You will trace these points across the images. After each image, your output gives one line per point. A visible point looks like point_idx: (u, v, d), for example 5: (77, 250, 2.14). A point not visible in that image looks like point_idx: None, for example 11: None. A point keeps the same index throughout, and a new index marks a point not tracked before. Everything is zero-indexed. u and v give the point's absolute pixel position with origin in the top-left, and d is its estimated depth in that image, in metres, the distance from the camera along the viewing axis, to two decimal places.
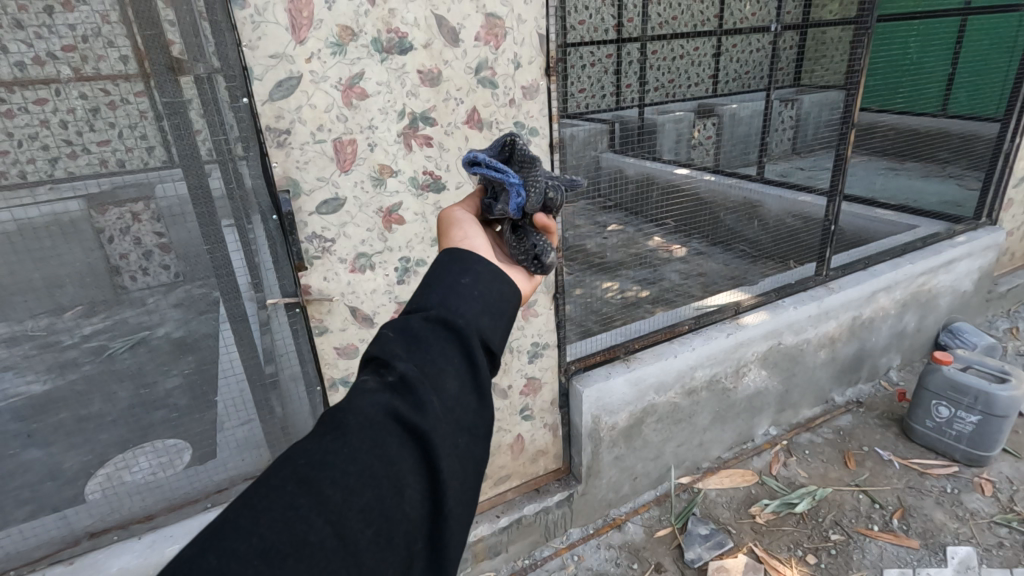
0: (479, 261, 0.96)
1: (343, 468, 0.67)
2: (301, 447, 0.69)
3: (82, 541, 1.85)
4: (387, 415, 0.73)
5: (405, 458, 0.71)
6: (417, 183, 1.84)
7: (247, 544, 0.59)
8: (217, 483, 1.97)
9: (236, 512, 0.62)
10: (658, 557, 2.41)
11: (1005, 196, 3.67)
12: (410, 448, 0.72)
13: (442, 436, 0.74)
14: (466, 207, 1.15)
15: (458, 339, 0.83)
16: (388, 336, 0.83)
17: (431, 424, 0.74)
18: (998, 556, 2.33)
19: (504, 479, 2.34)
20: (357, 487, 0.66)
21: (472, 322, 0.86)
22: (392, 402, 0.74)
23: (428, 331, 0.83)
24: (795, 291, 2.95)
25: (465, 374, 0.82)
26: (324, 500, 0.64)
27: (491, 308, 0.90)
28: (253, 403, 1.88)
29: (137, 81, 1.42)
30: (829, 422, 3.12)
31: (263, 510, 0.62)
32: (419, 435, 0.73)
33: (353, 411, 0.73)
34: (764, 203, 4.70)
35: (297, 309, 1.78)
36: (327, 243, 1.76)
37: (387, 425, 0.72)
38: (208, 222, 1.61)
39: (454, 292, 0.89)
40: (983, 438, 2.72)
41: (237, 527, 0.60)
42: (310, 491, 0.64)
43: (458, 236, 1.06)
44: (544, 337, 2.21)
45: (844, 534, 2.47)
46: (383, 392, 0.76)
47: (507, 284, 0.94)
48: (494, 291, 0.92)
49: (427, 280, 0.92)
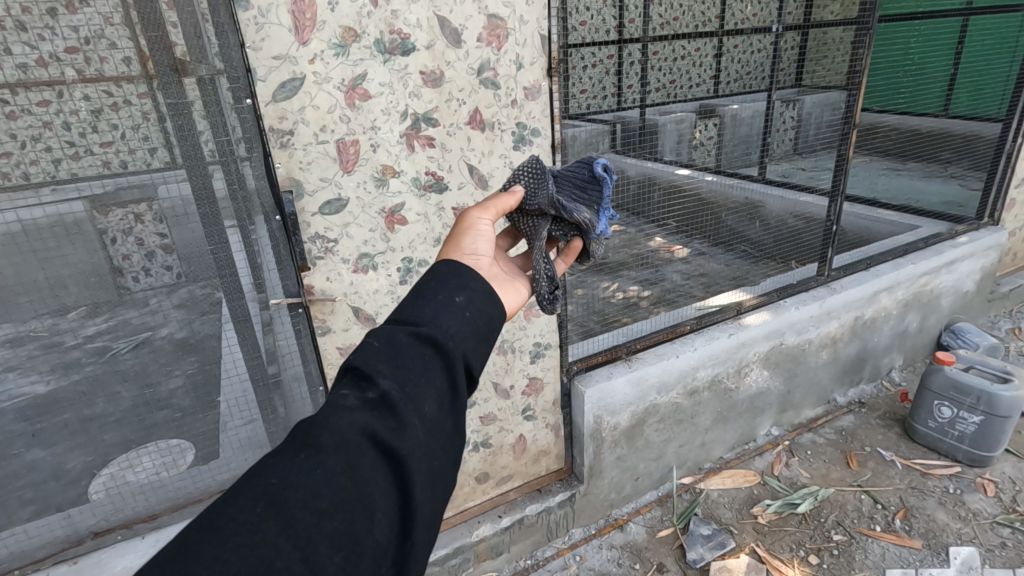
0: (472, 278, 0.98)
1: (315, 492, 0.67)
2: (273, 467, 0.69)
3: (86, 540, 1.84)
4: (363, 436, 0.73)
5: (378, 482, 0.71)
6: (420, 183, 1.84)
7: (211, 568, 0.58)
8: (221, 482, 1.95)
9: (199, 534, 0.61)
10: (660, 557, 2.41)
11: (1008, 195, 3.66)
12: (384, 471, 0.72)
13: (419, 460, 0.75)
14: (491, 213, 1.16)
15: (442, 362, 0.84)
16: (371, 350, 0.83)
17: (409, 447, 0.75)
18: (1001, 556, 2.32)
19: (506, 478, 2.35)
20: (328, 511, 0.66)
21: (456, 343, 0.87)
22: (371, 422, 0.75)
23: (412, 350, 0.83)
24: (797, 291, 2.95)
25: (446, 397, 0.82)
26: (294, 524, 0.64)
27: (477, 330, 0.92)
28: (257, 404, 1.86)
29: (140, 82, 1.42)
30: (832, 422, 3.12)
31: (229, 535, 0.61)
32: (395, 458, 0.73)
33: (328, 429, 0.73)
34: (765, 204, 4.74)
35: (300, 309, 1.78)
36: (330, 244, 1.77)
37: (364, 447, 0.73)
38: (211, 223, 1.60)
39: (444, 310, 0.91)
40: (986, 438, 2.72)
41: (202, 552, 0.59)
42: (280, 515, 0.64)
43: (463, 241, 1.09)
44: (546, 337, 2.21)
45: (846, 534, 2.47)
46: (363, 410, 0.76)
47: (494, 307, 0.97)
48: (482, 314, 0.94)
49: (417, 293, 0.93)
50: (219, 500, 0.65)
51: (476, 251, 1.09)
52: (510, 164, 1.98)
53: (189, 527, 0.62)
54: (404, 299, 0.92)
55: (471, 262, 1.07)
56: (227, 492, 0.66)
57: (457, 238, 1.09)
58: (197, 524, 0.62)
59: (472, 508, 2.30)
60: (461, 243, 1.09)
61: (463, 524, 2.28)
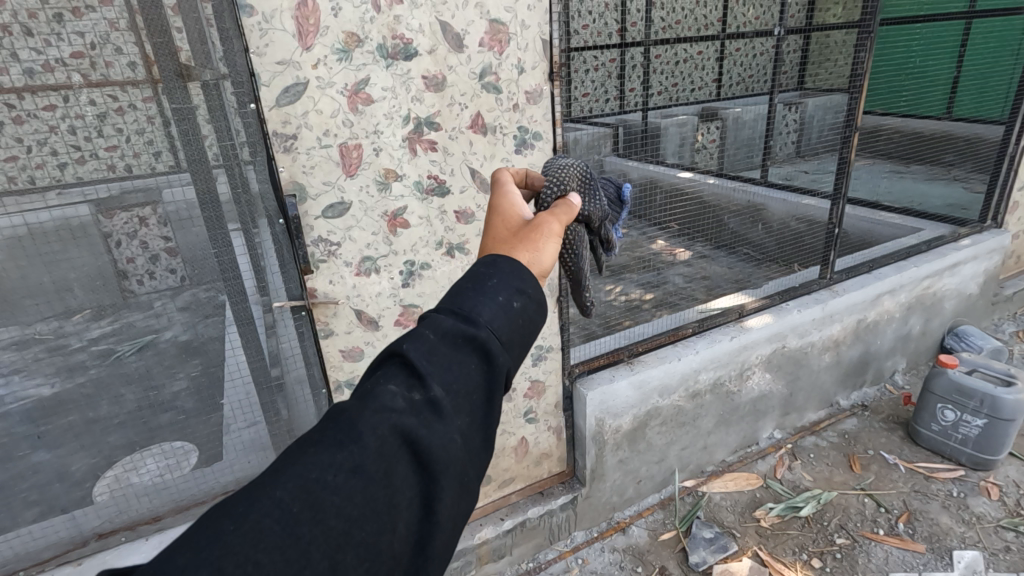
0: (533, 284, 0.93)
1: (349, 498, 0.66)
2: (314, 459, 0.68)
3: (90, 542, 1.77)
4: (403, 441, 0.72)
5: (407, 493, 0.70)
6: (422, 187, 1.85)
7: (241, 568, 0.59)
8: (226, 484, 1.90)
9: (231, 525, 0.61)
10: (663, 561, 2.41)
11: (1011, 198, 3.65)
12: (415, 481, 0.72)
13: (450, 476, 0.74)
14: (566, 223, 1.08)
15: (486, 372, 0.83)
16: (422, 347, 0.81)
17: (444, 461, 0.74)
18: (1005, 560, 2.31)
19: (508, 481, 2.35)
20: (358, 519, 0.66)
21: (505, 356, 0.85)
22: (414, 428, 0.73)
23: (459, 357, 0.82)
24: (799, 293, 2.94)
25: (482, 413, 0.81)
26: (327, 528, 0.64)
27: (524, 342, 0.90)
28: (260, 406, 1.86)
29: (145, 87, 1.43)
30: (834, 426, 3.12)
31: (263, 534, 0.61)
32: (429, 470, 0.72)
33: (370, 427, 0.72)
34: (768, 207, 4.68)
35: (303, 312, 1.78)
36: (333, 247, 1.77)
37: (401, 453, 0.72)
38: (215, 226, 1.63)
39: (499, 313, 0.87)
40: (990, 442, 2.70)
41: (235, 549, 0.60)
42: (313, 518, 0.64)
43: (548, 239, 1.01)
44: (548, 340, 2.21)
45: (848, 538, 2.46)
46: (409, 412, 0.75)
47: (542, 317, 0.94)
48: (531, 323, 0.90)
49: (477, 285, 0.90)
50: (255, 490, 0.65)
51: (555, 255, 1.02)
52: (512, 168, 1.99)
53: (223, 517, 0.62)
54: (459, 289, 0.89)
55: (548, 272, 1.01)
56: (265, 478, 0.67)
57: (539, 238, 1.01)
58: (231, 515, 0.63)
59: (473, 510, 2.30)
60: (546, 242, 1.01)
61: (465, 527, 2.28)
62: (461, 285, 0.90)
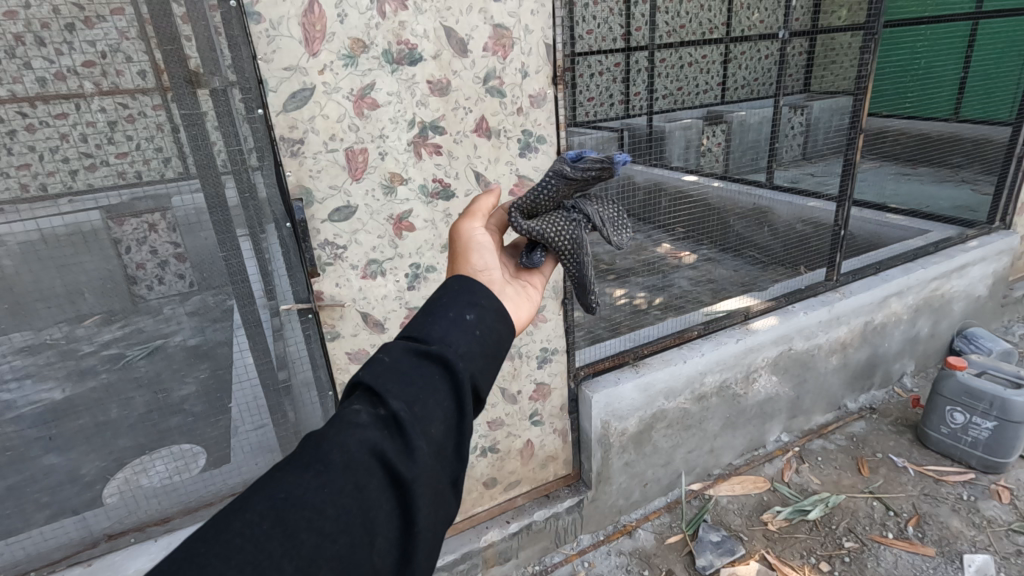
0: (484, 295, 0.98)
1: (320, 512, 0.67)
2: (283, 482, 0.69)
3: (101, 543, 1.88)
4: (373, 455, 0.74)
5: (382, 507, 0.71)
6: (427, 190, 1.87)
7: None
8: (232, 486, 1.97)
9: (205, 547, 0.61)
10: (670, 564, 2.40)
11: (1020, 199, 3.62)
12: (389, 495, 0.73)
13: (424, 487, 0.75)
14: (483, 223, 1.15)
15: (450, 382, 0.85)
16: (378, 367, 0.84)
17: (417, 472, 0.75)
18: (1016, 564, 2.28)
19: (514, 484, 2.35)
20: (331, 532, 0.66)
21: (466, 364, 0.87)
22: (382, 443, 0.75)
23: (420, 370, 0.84)
24: (806, 296, 2.94)
25: (451, 420, 0.83)
26: (301, 544, 0.64)
27: (489, 351, 0.92)
28: (267, 408, 1.90)
29: (155, 94, 1.47)
30: (842, 428, 3.10)
31: (234, 551, 0.61)
32: (401, 483, 0.73)
33: (337, 445, 0.73)
34: (773, 210, 4.84)
35: (311, 315, 1.80)
36: (339, 250, 1.79)
37: (372, 469, 0.73)
38: (223, 228, 1.62)
39: (456, 328, 0.90)
40: (1000, 445, 2.65)
41: (205, 566, 0.60)
42: (284, 533, 0.64)
43: (472, 229, 1.12)
44: (553, 343, 2.22)
45: (857, 541, 2.44)
46: (374, 429, 0.77)
47: (504, 326, 0.98)
48: (491, 334, 0.94)
49: (433, 305, 0.94)
50: (226, 511, 0.65)
51: (483, 244, 1.10)
52: (515, 171, 2.00)
53: (194, 539, 0.62)
54: (416, 314, 0.93)
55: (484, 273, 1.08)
56: (234, 505, 0.66)
57: (462, 247, 1.10)
58: (204, 537, 0.62)
59: (479, 513, 2.32)
60: (468, 245, 1.10)
61: (471, 530, 2.29)
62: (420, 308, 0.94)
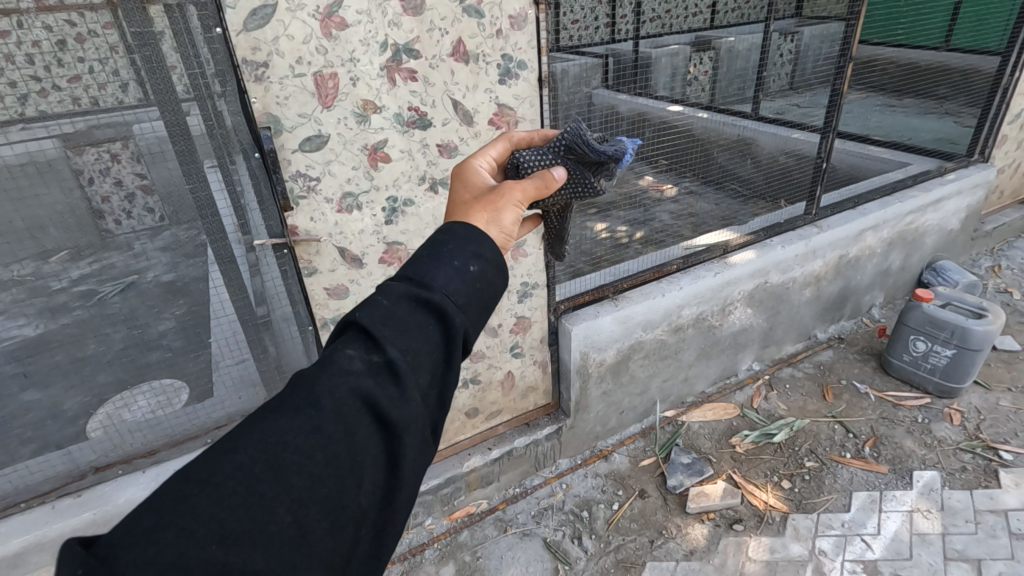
0: (490, 248, 0.95)
1: (310, 456, 0.68)
2: (274, 423, 0.69)
3: (88, 475, 1.84)
4: (364, 400, 0.74)
5: (371, 451, 0.72)
6: (403, 119, 1.78)
7: (207, 527, 0.60)
8: (215, 419, 1.98)
9: (198, 487, 0.63)
10: (642, 484, 2.55)
11: (1000, 131, 3.62)
12: (377, 439, 0.74)
13: (412, 435, 0.76)
14: (527, 190, 1.09)
15: (443, 333, 0.85)
16: (374, 310, 0.82)
17: (407, 419, 0.76)
18: (960, 478, 2.44)
19: (495, 413, 2.43)
20: (321, 476, 0.67)
21: (462, 318, 0.86)
22: (375, 391, 0.75)
23: (414, 318, 0.83)
24: (784, 230, 2.95)
25: (440, 371, 0.83)
26: (293, 488, 0.65)
27: (483, 304, 0.91)
28: (247, 342, 1.88)
29: (104, 11, 1.35)
30: (811, 357, 3.23)
31: (226, 495, 0.62)
32: (390, 429, 0.74)
33: (328, 390, 0.73)
34: (757, 141, 4.70)
35: (285, 250, 1.73)
36: (312, 182, 1.70)
37: (362, 415, 0.73)
38: (188, 160, 1.57)
39: (454, 277, 0.88)
40: (957, 370, 2.79)
41: (199, 508, 0.61)
42: (274, 477, 0.65)
43: (520, 194, 1.07)
44: (534, 277, 2.22)
45: (817, 461, 2.60)
46: (367, 375, 0.77)
47: (502, 280, 0.95)
48: (490, 287, 0.92)
49: (431, 250, 0.91)
50: (218, 452, 0.66)
51: (518, 215, 1.06)
52: (495, 100, 1.92)
53: (188, 479, 0.63)
54: (415, 257, 0.90)
55: (503, 238, 1.03)
56: (225, 446, 0.67)
57: (499, 204, 1.04)
58: (195, 478, 0.63)
59: (461, 441, 2.40)
60: (506, 206, 1.05)
61: (455, 457, 2.38)
62: (418, 253, 0.91)
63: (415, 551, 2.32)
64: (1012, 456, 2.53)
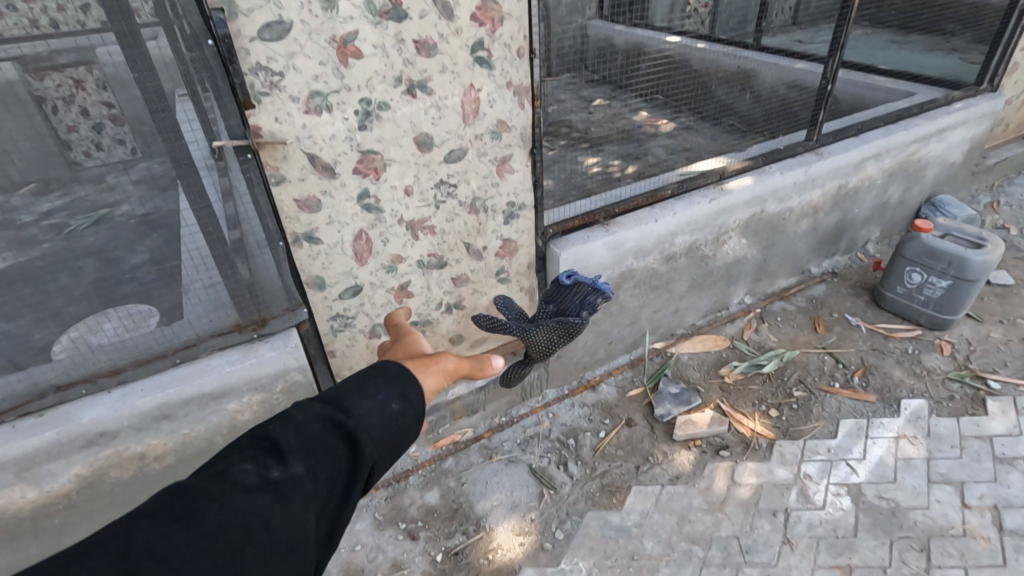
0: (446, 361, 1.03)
1: (290, 466, 0.76)
2: (254, 451, 0.78)
3: (47, 394, 1.61)
4: (334, 430, 0.83)
5: (341, 463, 0.80)
6: (374, 8, 1.56)
7: (198, 518, 0.67)
8: (185, 338, 1.75)
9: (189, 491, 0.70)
10: (629, 413, 2.53)
11: (1012, 59, 3.45)
12: (345, 453, 0.82)
13: (373, 448, 0.85)
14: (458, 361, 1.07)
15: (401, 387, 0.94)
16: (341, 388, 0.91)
17: (366, 432, 0.85)
18: (947, 407, 2.43)
19: (481, 341, 2.36)
20: (299, 480, 0.75)
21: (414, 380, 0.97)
22: (340, 417, 0.84)
23: (377, 382, 0.93)
24: (783, 156, 2.82)
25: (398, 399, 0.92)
26: (255, 511, 0.69)
27: (434, 373, 1.02)
28: (217, 265, 1.67)
29: None
30: (804, 291, 3.17)
31: (215, 496, 0.70)
32: (354, 444, 0.82)
33: (301, 423, 0.82)
34: (759, 72, 4.45)
35: (249, 155, 1.54)
36: (275, 77, 1.51)
37: (331, 438, 0.82)
38: (130, 43, 1.31)
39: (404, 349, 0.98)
40: (951, 301, 2.74)
41: (194, 503, 0.68)
42: (260, 486, 0.73)
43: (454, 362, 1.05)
44: (520, 198, 2.10)
45: (805, 391, 2.58)
46: (336, 412, 0.86)
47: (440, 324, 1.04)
48: (435, 362, 1.03)
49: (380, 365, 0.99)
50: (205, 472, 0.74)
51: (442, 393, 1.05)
52: None
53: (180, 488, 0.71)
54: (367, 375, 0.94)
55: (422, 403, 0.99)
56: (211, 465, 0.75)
57: (431, 368, 1.02)
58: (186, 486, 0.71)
59: None
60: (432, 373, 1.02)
61: None
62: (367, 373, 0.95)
63: (400, 477, 2.29)
64: (1000, 385, 2.52)
